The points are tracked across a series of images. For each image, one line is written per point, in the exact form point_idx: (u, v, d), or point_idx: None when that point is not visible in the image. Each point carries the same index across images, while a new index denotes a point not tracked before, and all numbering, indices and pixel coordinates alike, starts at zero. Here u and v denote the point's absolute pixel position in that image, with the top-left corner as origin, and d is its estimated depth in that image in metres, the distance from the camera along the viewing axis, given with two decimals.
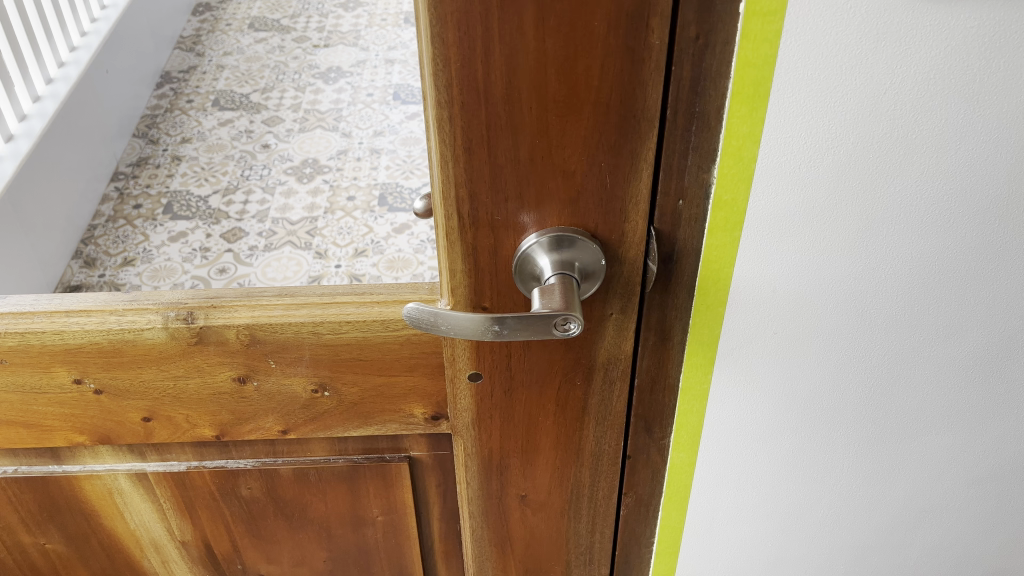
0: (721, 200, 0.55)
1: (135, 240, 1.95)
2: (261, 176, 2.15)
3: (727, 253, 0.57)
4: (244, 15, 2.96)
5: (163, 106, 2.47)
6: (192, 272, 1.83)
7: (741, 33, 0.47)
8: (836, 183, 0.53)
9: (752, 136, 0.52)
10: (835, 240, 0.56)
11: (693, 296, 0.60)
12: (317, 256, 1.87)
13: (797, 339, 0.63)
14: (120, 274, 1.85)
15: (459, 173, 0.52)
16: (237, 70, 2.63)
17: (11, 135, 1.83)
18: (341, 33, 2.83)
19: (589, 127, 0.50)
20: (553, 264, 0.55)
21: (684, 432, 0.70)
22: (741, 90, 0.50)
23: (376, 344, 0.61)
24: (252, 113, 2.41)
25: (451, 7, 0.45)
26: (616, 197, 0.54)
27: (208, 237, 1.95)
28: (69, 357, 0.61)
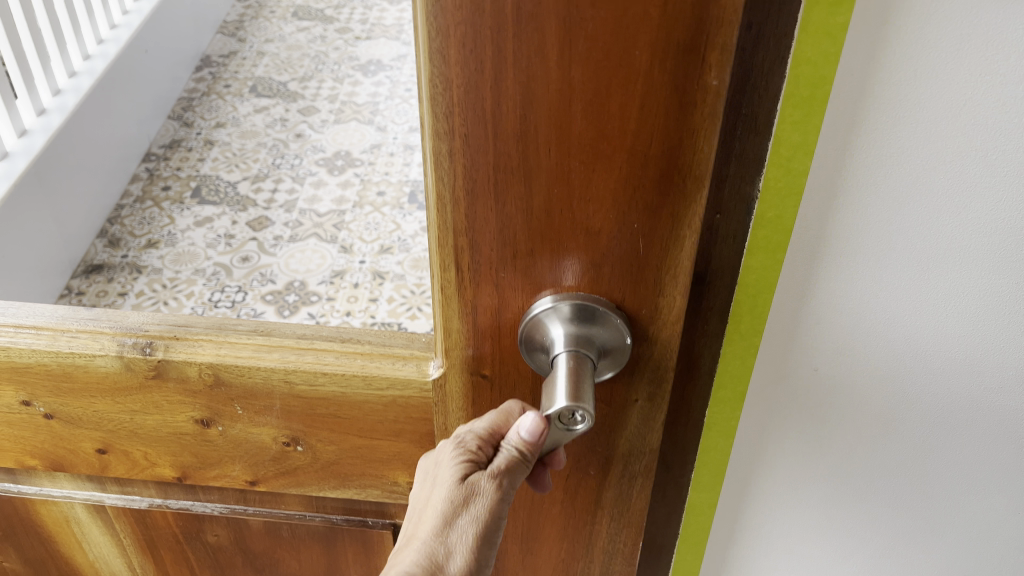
0: (763, 217, 0.46)
1: (160, 223, 1.86)
2: (292, 166, 2.07)
3: (767, 278, 0.49)
4: (289, 3, 2.83)
5: (200, 89, 2.33)
6: (214, 259, 1.74)
7: (800, 26, 0.39)
8: (894, 209, 0.44)
9: (804, 148, 0.43)
10: (888, 279, 0.47)
11: (725, 323, 0.52)
12: (341, 250, 1.80)
13: (835, 389, 0.53)
14: (143, 256, 1.75)
15: (458, 220, 0.43)
16: (278, 57, 2.54)
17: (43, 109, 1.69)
18: (384, 27, 2.72)
19: (620, 178, 0.40)
20: (566, 339, 0.44)
21: (706, 470, 0.60)
22: (795, 93, 0.42)
23: (357, 402, 0.52)
24: (288, 102, 2.32)
25: (457, 14, 0.36)
26: (648, 266, 0.43)
27: (233, 224, 1.88)
28: (17, 375, 0.54)
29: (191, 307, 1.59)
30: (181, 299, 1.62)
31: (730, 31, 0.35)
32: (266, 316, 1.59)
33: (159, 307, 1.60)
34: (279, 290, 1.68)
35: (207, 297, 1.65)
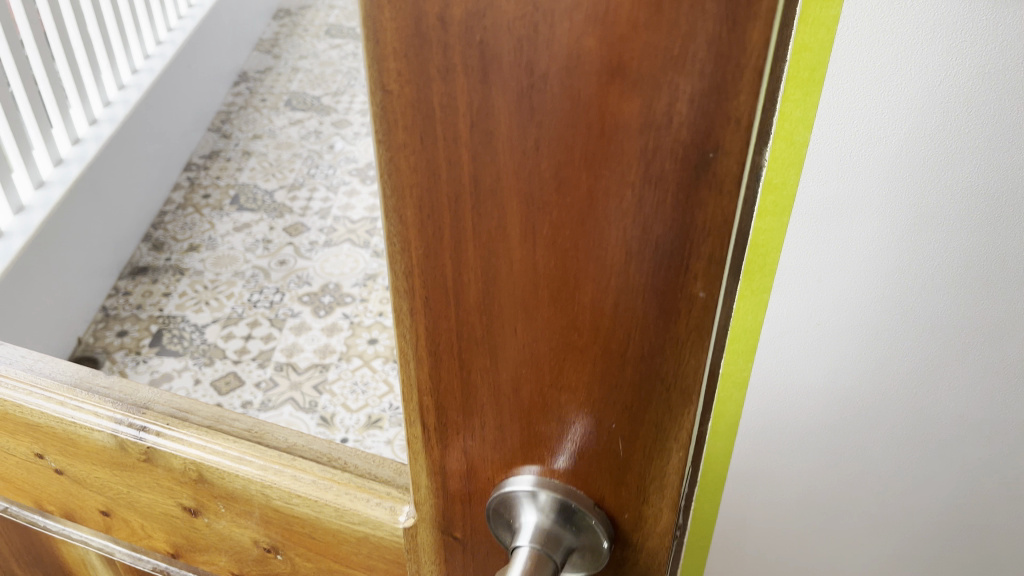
0: None
1: (202, 229, 2.09)
2: (325, 176, 2.22)
3: None
4: (322, 21, 2.89)
5: (238, 103, 2.48)
6: (253, 262, 1.99)
7: None
8: None
9: None
10: None
11: None
12: (373, 256, 1.98)
13: None
14: (184, 259, 2.02)
15: (422, 378, 0.38)
16: (311, 73, 2.62)
17: (94, 119, 1.87)
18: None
19: (596, 374, 0.33)
20: (535, 527, 0.37)
21: None
22: None
23: (331, 530, 0.48)
24: (322, 115, 2.45)
25: (412, 174, 0.31)
26: (629, 468, 0.36)
27: (271, 229, 2.08)
28: (30, 430, 0.55)
29: (231, 308, 1.89)
30: (222, 300, 1.91)
31: (719, 245, 0.28)
32: (305, 317, 1.84)
33: (204, 307, 1.89)
34: (316, 292, 1.91)
35: (247, 298, 1.91)
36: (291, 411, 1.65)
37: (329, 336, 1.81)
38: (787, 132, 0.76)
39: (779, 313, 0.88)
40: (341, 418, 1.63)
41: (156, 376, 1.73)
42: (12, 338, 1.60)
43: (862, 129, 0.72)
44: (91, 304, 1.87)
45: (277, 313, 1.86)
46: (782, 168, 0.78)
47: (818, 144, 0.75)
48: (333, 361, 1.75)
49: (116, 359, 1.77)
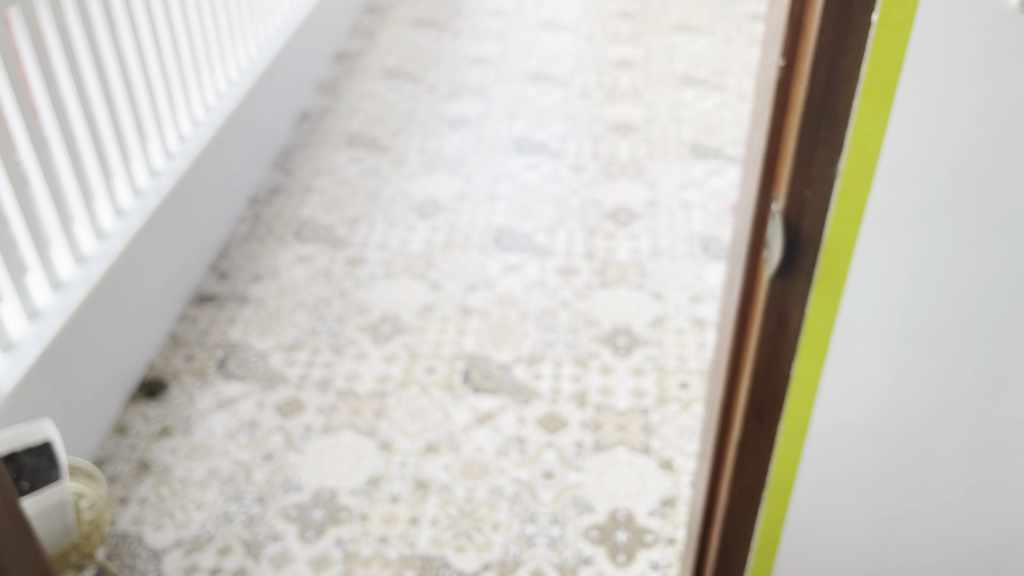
0: (844, 194, 0.60)
1: (266, 260, 2.06)
2: (385, 212, 2.23)
3: (845, 244, 0.62)
4: (381, 64, 2.91)
5: (300, 141, 2.51)
6: (316, 292, 1.96)
7: (872, 40, 0.53)
8: (931, 188, 0.59)
9: (875, 134, 0.57)
10: (919, 246, 0.62)
11: (812, 286, 0.64)
12: (431, 287, 2.00)
13: (896, 346, 0.67)
14: (249, 288, 1.97)
15: None
16: (370, 113, 2.64)
17: (170, 153, 1.88)
18: (470, 87, 2.78)
19: None
20: None
21: (793, 424, 0.74)
22: (870, 92, 0.55)
23: None
24: (382, 154, 2.46)
25: None
26: None
27: (332, 262, 2.06)
28: None
29: (294, 335, 1.85)
30: (284, 327, 1.87)
31: None
32: (366, 347, 1.82)
33: (265, 334, 1.85)
34: (375, 321, 1.89)
35: (309, 326, 1.87)
36: (351, 436, 1.64)
37: (388, 365, 1.79)
38: (857, 147, 0.57)
39: (835, 375, 0.70)
40: (399, 443, 1.62)
41: (221, 401, 1.69)
42: (94, 374, 1.57)
43: (939, 129, 0.57)
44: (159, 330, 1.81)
45: (337, 341, 1.84)
46: (854, 176, 0.59)
47: (891, 149, 0.58)
48: (393, 389, 1.74)
49: (183, 382, 1.73)
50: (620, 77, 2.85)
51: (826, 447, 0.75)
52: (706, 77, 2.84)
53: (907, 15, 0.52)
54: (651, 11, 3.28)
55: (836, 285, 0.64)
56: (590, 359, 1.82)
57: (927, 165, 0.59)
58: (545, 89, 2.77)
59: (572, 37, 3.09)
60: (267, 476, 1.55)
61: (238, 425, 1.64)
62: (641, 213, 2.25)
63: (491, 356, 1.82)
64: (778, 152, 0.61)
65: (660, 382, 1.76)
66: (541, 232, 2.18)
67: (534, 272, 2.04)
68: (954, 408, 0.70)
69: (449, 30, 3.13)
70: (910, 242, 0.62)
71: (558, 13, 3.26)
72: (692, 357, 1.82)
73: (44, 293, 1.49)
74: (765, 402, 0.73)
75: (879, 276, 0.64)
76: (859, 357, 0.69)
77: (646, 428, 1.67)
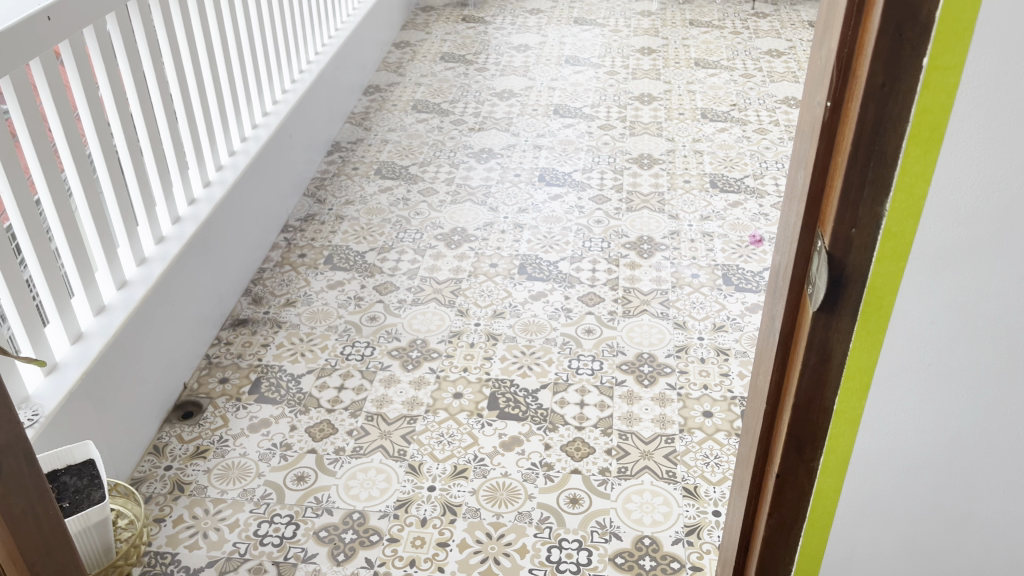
0: (890, 231, 0.64)
1: (298, 285, 2.11)
2: (413, 239, 2.28)
3: (890, 281, 0.66)
4: (409, 96, 2.98)
5: (331, 171, 2.57)
6: (346, 318, 2.01)
7: (922, 85, 0.58)
8: (969, 234, 0.63)
9: (922, 175, 0.61)
10: (959, 289, 0.66)
11: (856, 320, 0.68)
12: (458, 313, 2.04)
13: (936, 385, 0.71)
14: (282, 312, 2.02)
15: None
16: (399, 144, 2.70)
17: (208, 181, 1.98)
18: (495, 119, 2.84)
19: None
20: None
21: (833, 456, 0.77)
22: (919, 134, 0.59)
23: None
24: (410, 184, 2.51)
25: None
26: None
27: (362, 288, 2.10)
28: None
29: (325, 359, 1.89)
30: (316, 351, 1.91)
31: None
32: (395, 371, 1.86)
33: (298, 358, 1.89)
34: (404, 347, 1.93)
35: (340, 350, 1.92)
36: (381, 458, 1.67)
37: (417, 389, 1.82)
38: (904, 187, 0.62)
39: (877, 409, 0.73)
40: (428, 467, 1.65)
41: (254, 422, 1.73)
42: (135, 394, 1.61)
43: (978, 179, 0.61)
44: (195, 353, 1.85)
45: (368, 365, 1.88)
46: (900, 216, 0.63)
47: (934, 195, 0.62)
48: (421, 413, 1.77)
49: (218, 404, 1.76)
50: (641, 111, 2.90)
51: (867, 483, 0.78)
52: (726, 111, 2.89)
53: (955, 61, 0.57)
54: (672, 47, 3.35)
55: (880, 322, 0.68)
56: (615, 387, 1.84)
57: (967, 213, 0.63)
58: (568, 122, 2.83)
59: (594, 71, 3.16)
60: (299, 497, 1.58)
61: (271, 448, 1.67)
62: (664, 243, 2.28)
63: (518, 382, 1.85)
64: (826, 190, 0.65)
65: (683, 410, 1.78)
66: (566, 260, 2.22)
67: (559, 298, 2.08)
68: (995, 443, 0.73)
69: (474, 64, 3.21)
70: (953, 282, 0.66)
71: (580, 48, 3.33)
72: (715, 387, 1.84)
73: (88, 316, 1.55)
74: (805, 436, 0.77)
75: (922, 315, 0.67)
76: (902, 393, 0.72)
77: (670, 455, 1.68)
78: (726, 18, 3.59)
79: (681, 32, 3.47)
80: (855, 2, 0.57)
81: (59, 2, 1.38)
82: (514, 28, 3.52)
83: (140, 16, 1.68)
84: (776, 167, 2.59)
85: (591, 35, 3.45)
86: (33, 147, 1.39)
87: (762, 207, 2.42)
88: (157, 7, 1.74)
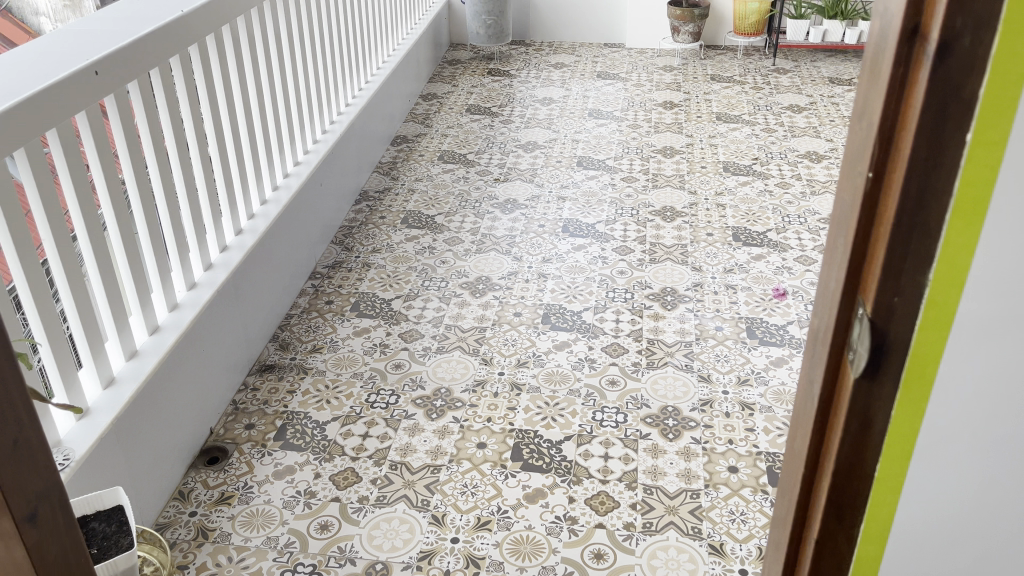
0: (933, 300, 0.64)
1: (324, 331, 2.13)
2: (438, 287, 2.30)
3: (934, 349, 0.66)
4: (436, 147, 3.04)
5: (358, 219, 2.61)
6: (371, 364, 2.02)
7: (966, 159, 0.59)
8: (1011, 302, 0.64)
9: (965, 246, 0.62)
10: (1001, 358, 0.66)
11: (898, 388, 0.68)
12: (482, 362, 2.04)
13: (977, 452, 0.70)
14: (308, 358, 2.03)
15: None
16: (425, 194, 2.74)
17: (239, 229, 2.02)
18: (519, 171, 2.89)
19: None
20: None
21: (874, 525, 0.76)
22: (962, 207, 0.61)
23: None
24: (436, 233, 2.54)
25: None
26: None
27: (387, 334, 2.12)
28: None
29: (350, 407, 1.89)
30: (341, 398, 1.92)
31: None
32: (419, 419, 1.86)
33: (323, 405, 1.89)
34: (428, 395, 1.94)
35: (365, 398, 1.92)
36: (404, 508, 1.66)
37: (440, 439, 1.82)
38: (947, 257, 0.62)
39: (918, 477, 0.73)
40: (451, 518, 1.64)
41: (279, 469, 1.73)
42: (163, 439, 1.62)
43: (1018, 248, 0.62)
44: (222, 398, 1.86)
45: (392, 413, 1.88)
46: (944, 286, 0.64)
47: (976, 265, 0.63)
48: (445, 463, 1.76)
49: (243, 450, 1.77)
50: (664, 164, 2.94)
51: (909, 549, 0.77)
52: (748, 165, 2.92)
53: (999, 136, 0.58)
54: (694, 101, 3.40)
55: (921, 390, 0.68)
56: (639, 440, 1.83)
57: (1009, 283, 0.63)
58: (592, 174, 2.87)
59: (617, 124, 3.21)
60: (322, 546, 1.57)
61: (295, 495, 1.67)
62: (687, 295, 2.29)
63: (542, 433, 1.84)
64: (867, 258, 0.66)
65: (709, 465, 1.77)
66: (590, 310, 2.23)
67: (582, 348, 2.08)
68: None
69: (499, 116, 3.27)
70: (997, 348, 0.66)
71: (603, 102, 3.39)
72: (740, 442, 1.83)
73: (120, 359, 1.57)
74: (845, 502, 0.76)
75: (962, 382, 0.68)
76: (944, 461, 0.71)
77: (696, 511, 1.66)
78: (747, 74, 3.65)
79: (703, 87, 3.53)
80: (897, 80, 0.59)
81: (106, 57, 1.42)
82: (538, 82, 3.60)
83: (181, 69, 1.73)
84: (799, 221, 2.60)
85: (613, 89, 3.51)
86: (76, 195, 1.42)
87: (785, 260, 2.43)
88: (199, 61, 1.80)
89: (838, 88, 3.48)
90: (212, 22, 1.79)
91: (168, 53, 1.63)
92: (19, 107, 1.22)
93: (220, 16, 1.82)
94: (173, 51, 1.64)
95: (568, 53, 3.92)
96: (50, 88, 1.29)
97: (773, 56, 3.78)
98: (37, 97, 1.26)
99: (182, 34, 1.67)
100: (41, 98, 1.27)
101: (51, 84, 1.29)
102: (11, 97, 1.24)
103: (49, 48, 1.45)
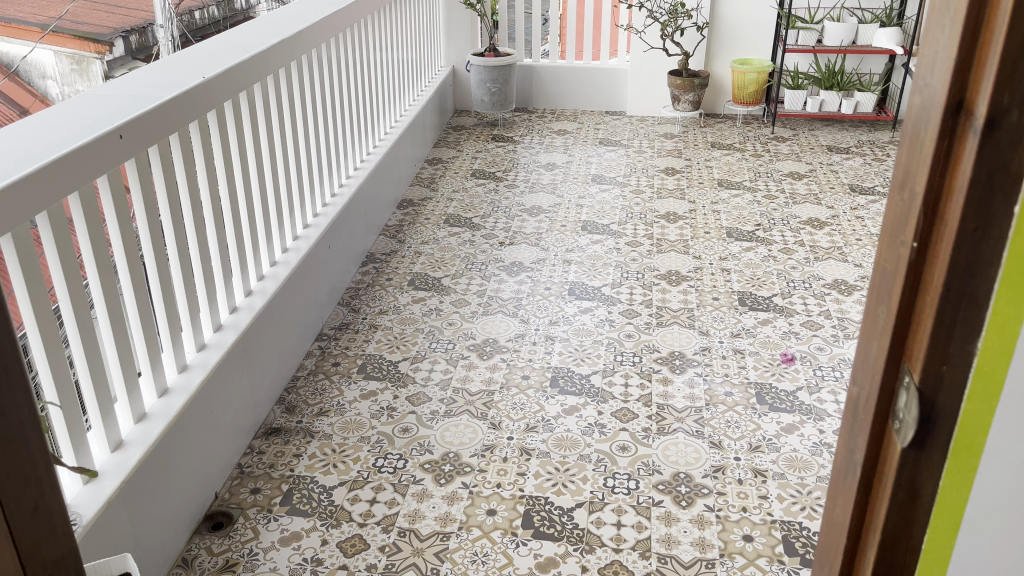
0: (981, 370, 0.62)
1: (331, 394, 2.10)
2: (446, 349, 2.29)
3: (982, 422, 0.63)
4: (441, 211, 3.06)
5: (365, 281, 2.62)
6: (378, 428, 1.99)
7: (1014, 229, 0.57)
8: None
9: (1016, 317, 0.59)
10: None
11: (945, 458, 0.65)
12: (491, 426, 2.02)
13: None
14: (315, 422, 2.01)
15: None
16: (431, 256, 2.76)
17: (249, 290, 2.02)
18: (524, 234, 2.90)
19: None
20: None
21: None
22: (1011, 277, 0.58)
23: None
24: (443, 295, 2.55)
25: None
26: None
27: (395, 398, 2.10)
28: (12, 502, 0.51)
29: (357, 471, 1.86)
30: (348, 463, 1.89)
31: None
32: (428, 484, 1.83)
33: (331, 469, 1.86)
34: (437, 459, 1.91)
35: (372, 462, 1.89)
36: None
37: (449, 505, 1.78)
38: (995, 326, 0.60)
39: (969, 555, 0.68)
40: None
41: (285, 535, 1.69)
42: (168, 504, 1.58)
43: None
44: (228, 462, 1.83)
45: (400, 478, 1.85)
46: (993, 355, 0.61)
47: None
48: (454, 530, 1.72)
49: (248, 516, 1.73)
50: (668, 230, 2.96)
51: None
52: (751, 231, 2.95)
53: None
54: (695, 168, 3.45)
55: (971, 462, 0.65)
56: (652, 507, 1.80)
57: None
58: (596, 239, 2.89)
59: (619, 190, 3.25)
60: None
61: (302, 562, 1.62)
62: (695, 359, 2.28)
63: (553, 500, 1.81)
64: (911, 327, 0.65)
65: (723, 534, 1.73)
66: (598, 373, 2.22)
67: (592, 413, 2.06)
68: None
69: (504, 181, 3.31)
70: None
71: (606, 167, 3.44)
72: (755, 510, 1.79)
73: (129, 422, 1.54)
74: None
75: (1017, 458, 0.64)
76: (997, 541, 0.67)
77: None
78: (746, 141, 3.72)
79: (704, 154, 3.60)
80: (942, 152, 0.59)
81: (130, 121, 1.44)
82: (541, 148, 3.66)
83: (199, 134, 1.76)
84: (803, 286, 2.62)
85: (615, 155, 3.57)
86: (94, 257, 1.42)
87: (792, 325, 2.43)
88: (216, 126, 1.82)
89: (836, 156, 3.55)
90: (230, 88, 1.82)
91: (188, 118, 1.65)
92: (46, 169, 1.23)
93: (239, 83, 1.85)
94: (193, 117, 1.67)
95: (570, 120, 4.00)
96: (76, 151, 1.31)
97: (771, 124, 3.87)
98: (63, 159, 1.27)
99: (201, 100, 1.70)
100: (67, 161, 1.28)
101: (77, 147, 1.31)
102: (38, 160, 1.25)
103: (73, 113, 1.47)
